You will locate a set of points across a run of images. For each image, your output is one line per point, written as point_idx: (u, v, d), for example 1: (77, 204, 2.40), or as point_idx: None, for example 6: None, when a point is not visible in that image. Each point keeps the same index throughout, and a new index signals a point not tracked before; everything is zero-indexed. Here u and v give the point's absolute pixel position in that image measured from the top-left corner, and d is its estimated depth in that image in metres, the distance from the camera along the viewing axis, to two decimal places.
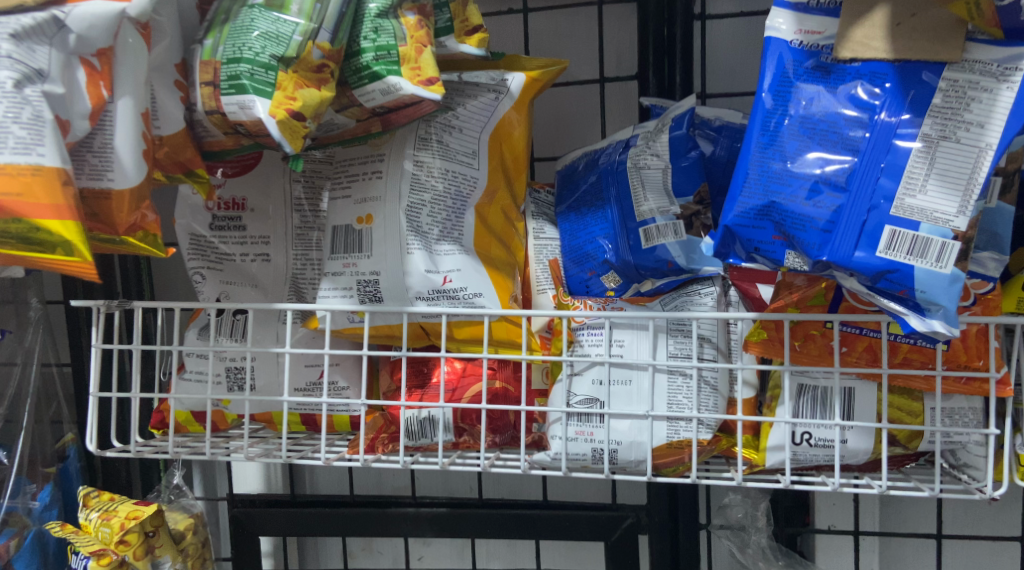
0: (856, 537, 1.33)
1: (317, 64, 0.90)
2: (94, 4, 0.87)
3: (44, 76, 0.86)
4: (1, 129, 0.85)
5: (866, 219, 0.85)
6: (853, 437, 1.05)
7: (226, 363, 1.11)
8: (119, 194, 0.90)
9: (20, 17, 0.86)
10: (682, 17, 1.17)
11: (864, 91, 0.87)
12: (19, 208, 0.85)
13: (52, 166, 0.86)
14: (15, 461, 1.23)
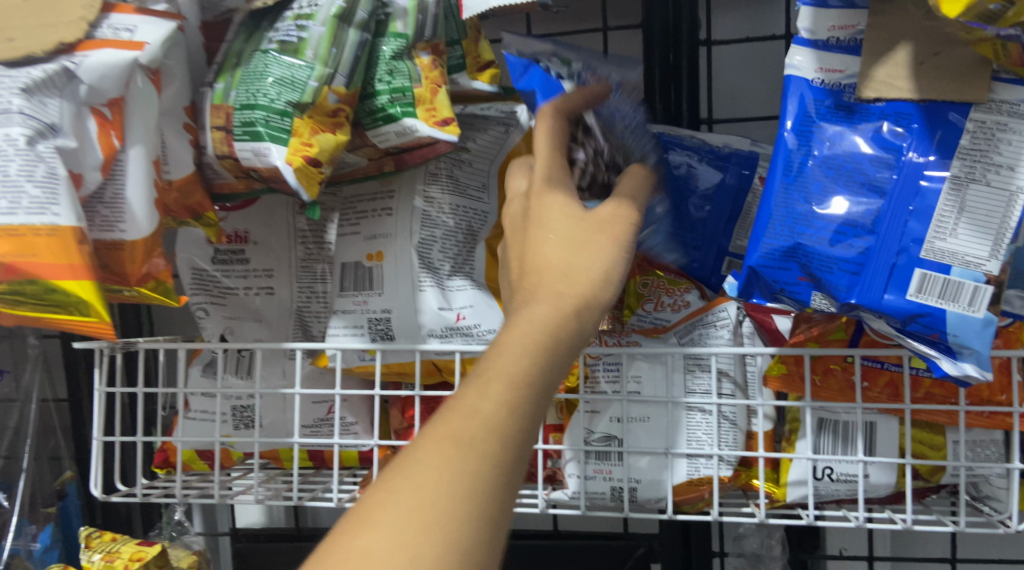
0: (870, 561, 1.31)
1: (332, 108, 0.90)
2: (106, 53, 0.86)
3: (57, 131, 0.85)
4: (16, 188, 0.84)
5: (896, 260, 0.85)
6: (875, 471, 1.04)
7: (233, 402, 1.07)
8: (133, 242, 0.90)
9: (29, 70, 0.85)
10: (688, 44, 1.15)
11: (888, 130, 0.86)
12: (33, 268, 0.84)
13: (67, 225, 0.85)
14: (16, 503, 1.15)
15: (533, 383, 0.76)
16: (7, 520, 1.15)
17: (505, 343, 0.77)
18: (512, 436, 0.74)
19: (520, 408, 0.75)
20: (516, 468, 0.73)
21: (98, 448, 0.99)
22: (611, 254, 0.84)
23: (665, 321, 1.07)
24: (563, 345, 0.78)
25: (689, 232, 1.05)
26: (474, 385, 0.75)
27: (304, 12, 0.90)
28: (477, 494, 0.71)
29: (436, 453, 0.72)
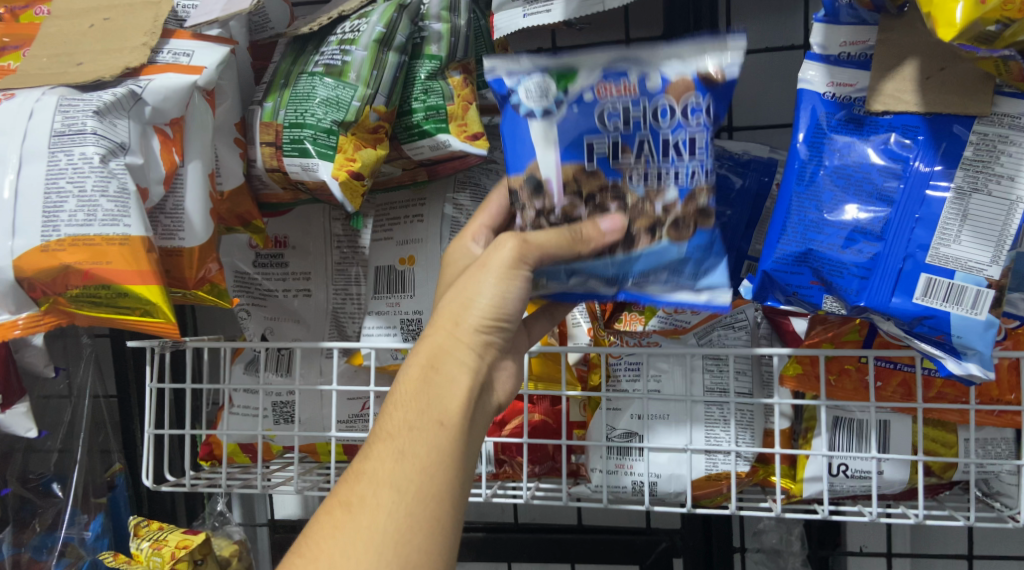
0: (890, 558, 1.35)
1: (373, 126, 0.96)
2: (168, 77, 0.94)
3: (126, 149, 0.92)
4: (91, 202, 0.91)
5: (903, 266, 0.89)
6: (889, 468, 1.08)
7: (273, 398, 1.14)
8: (189, 250, 0.97)
9: (100, 95, 0.93)
10: None
11: (897, 142, 0.91)
12: (109, 274, 0.91)
13: (138, 235, 0.92)
14: (70, 493, 1.23)
15: (416, 428, 0.85)
16: (62, 509, 1.23)
17: (391, 399, 0.87)
18: (408, 479, 0.84)
19: (408, 455, 0.84)
20: (419, 506, 0.83)
21: (150, 440, 1.06)
22: (497, 289, 0.89)
23: (685, 323, 1.10)
24: (441, 385, 0.87)
25: None
26: (369, 442, 0.87)
27: (347, 37, 0.97)
28: (380, 544, 0.82)
29: (333, 518, 0.84)
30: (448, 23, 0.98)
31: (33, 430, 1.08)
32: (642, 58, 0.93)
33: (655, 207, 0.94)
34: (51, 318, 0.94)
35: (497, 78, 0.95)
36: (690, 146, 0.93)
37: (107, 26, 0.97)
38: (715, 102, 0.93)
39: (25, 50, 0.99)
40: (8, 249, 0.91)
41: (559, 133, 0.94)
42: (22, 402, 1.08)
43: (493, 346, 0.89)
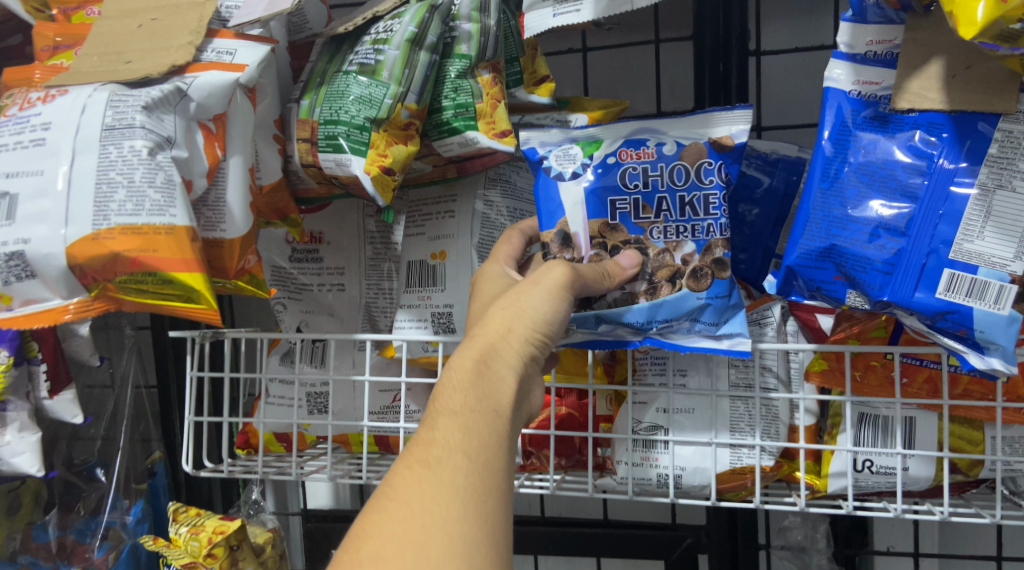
0: (916, 558, 1.35)
1: (404, 123, 0.99)
2: (212, 75, 0.97)
3: (173, 143, 0.96)
4: (139, 193, 0.94)
5: (926, 261, 0.91)
6: (914, 465, 1.07)
7: (307, 389, 1.17)
8: (230, 241, 1.00)
9: (148, 91, 0.96)
10: (737, 53, 1.17)
11: (921, 139, 0.92)
12: (153, 262, 0.94)
13: (182, 225, 0.95)
14: (112, 478, 1.28)
15: (478, 410, 0.86)
16: (105, 493, 1.27)
17: (445, 385, 0.87)
18: (477, 454, 0.84)
19: (474, 432, 0.85)
20: (492, 476, 0.84)
21: (190, 428, 1.09)
22: (547, 304, 0.92)
23: None
24: (496, 376, 0.88)
25: (737, 233, 1.12)
26: (427, 423, 0.86)
27: (381, 37, 0.99)
28: (463, 505, 0.82)
29: (408, 480, 0.83)
30: (479, 23, 1.01)
31: (79, 415, 1.13)
32: (660, 128, 1.01)
33: (674, 259, 1.00)
34: (101, 303, 0.97)
35: (530, 147, 1.03)
36: (706, 205, 1.00)
37: (155, 26, 1.00)
38: (729, 168, 1.00)
39: (77, 50, 1.02)
40: (60, 237, 0.94)
41: (587, 193, 1.01)
42: (70, 388, 1.12)
43: (535, 359, 0.91)
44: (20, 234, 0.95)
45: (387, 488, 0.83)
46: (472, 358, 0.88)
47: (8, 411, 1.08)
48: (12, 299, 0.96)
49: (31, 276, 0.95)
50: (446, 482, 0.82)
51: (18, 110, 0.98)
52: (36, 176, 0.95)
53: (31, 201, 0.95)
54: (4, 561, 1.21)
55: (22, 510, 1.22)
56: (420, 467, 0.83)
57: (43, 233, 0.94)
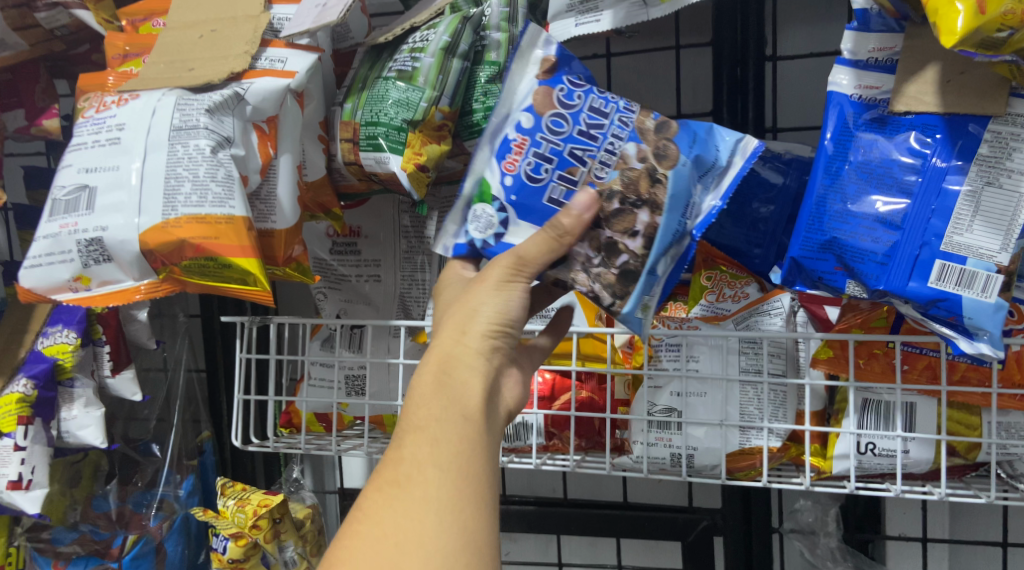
0: (925, 543, 1.35)
1: (438, 124, 1.07)
2: (267, 81, 1.06)
3: (232, 142, 1.05)
4: (202, 186, 1.03)
5: (919, 253, 0.97)
6: (915, 448, 1.09)
7: (346, 371, 1.25)
8: (280, 232, 1.08)
9: (210, 95, 1.05)
10: (754, 59, 1.24)
11: (917, 140, 0.99)
12: (213, 248, 1.03)
13: (241, 216, 1.04)
14: (167, 453, 1.40)
15: (444, 419, 0.92)
16: (159, 467, 1.39)
17: (411, 401, 0.94)
18: (448, 463, 0.90)
19: (440, 443, 0.91)
20: (463, 483, 0.90)
21: (238, 404, 1.22)
22: (497, 298, 0.96)
23: (726, 310, 1.18)
24: (459, 383, 0.94)
25: (753, 230, 1.18)
26: (398, 440, 0.93)
27: (417, 46, 1.07)
28: (433, 519, 0.88)
29: (381, 499, 0.90)
30: (508, 32, 1.09)
31: (139, 393, 1.28)
32: (502, 121, 1.05)
33: (636, 167, 1.02)
34: (168, 284, 1.06)
35: (453, 246, 1.06)
36: (599, 113, 1.04)
37: (215, 37, 1.09)
38: (571, 74, 1.05)
39: (145, 58, 1.11)
40: (134, 225, 1.04)
41: (528, 221, 1.04)
42: (129, 367, 1.28)
43: (499, 350, 0.96)
44: (98, 222, 1.04)
45: (363, 509, 0.90)
46: (432, 372, 0.94)
47: (75, 388, 1.24)
48: (91, 280, 1.06)
49: (108, 259, 1.05)
50: (418, 498, 0.89)
51: (96, 112, 1.08)
52: (113, 171, 1.04)
53: (108, 192, 1.04)
54: (67, 528, 1.33)
55: (83, 481, 1.34)
56: (391, 487, 0.90)
57: (119, 222, 1.04)
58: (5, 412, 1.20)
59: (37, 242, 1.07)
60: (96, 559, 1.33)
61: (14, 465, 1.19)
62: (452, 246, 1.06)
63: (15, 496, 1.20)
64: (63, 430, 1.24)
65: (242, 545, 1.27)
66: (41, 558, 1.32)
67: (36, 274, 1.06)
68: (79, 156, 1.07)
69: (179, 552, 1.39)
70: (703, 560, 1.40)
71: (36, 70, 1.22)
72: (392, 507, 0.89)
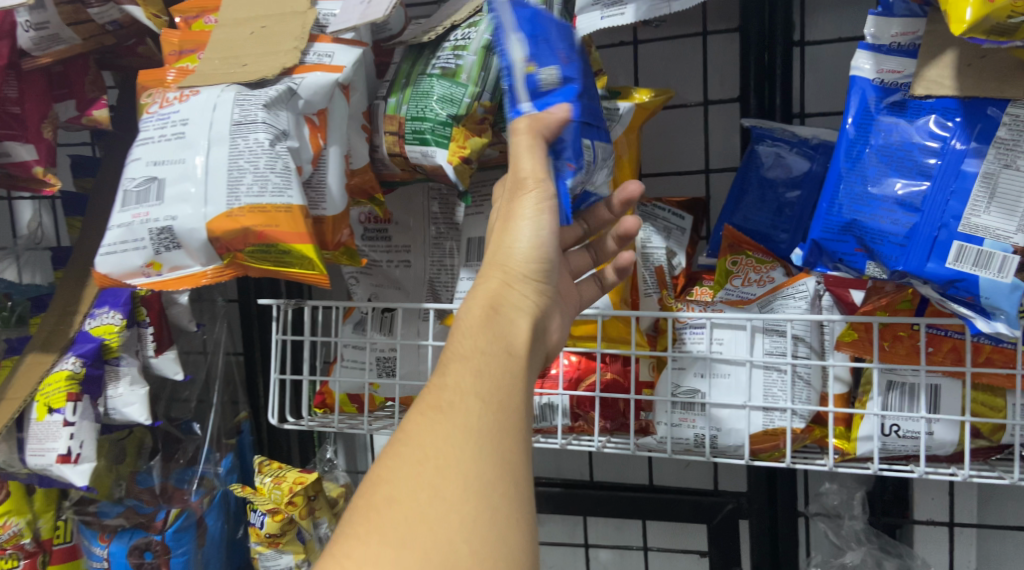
0: (952, 528, 1.37)
1: (479, 118, 1.11)
2: (318, 75, 1.10)
3: (288, 135, 1.09)
4: (263, 176, 1.07)
5: (938, 234, 1.00)
6: (940, 429, 1.10)
7: (378, 353, 1.29)
8: (330, 218, 1.13)
9: (267, 91, 1.09)
10: (781, 44, 1.26)
11: (938, 123, 1.01)
12: (277, 235, 1.07)
13: (298, 205, 1.08)
14: (207, 433, 1.46)
15: (489, 352, 0.94)
16: (200, 445, 1.45)
17: (456, 332, 0.96)
18: (490, 395, 0.92)
19: (484, 375, 0.93)
20: (504, 418, 0.92)
21: (275, 384, 1.27)
22: (535, 233, 0.98)
23: (751, 294, 1.20)
24: (506, 320, 0.96)
25: (779, 216, 1.23)
26: (441, 369, 0.95)
27: (459, 43, 1.11)
28: (474, 446, 0.90)
29: (421, 423, 0.92)
30: None
31: (180, 372, 1.32)
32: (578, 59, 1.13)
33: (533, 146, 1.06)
34: (231, 269, 1.11)
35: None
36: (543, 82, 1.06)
37: (266, 33, 1.13)
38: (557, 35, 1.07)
39: (200, 54, 1.15)
40: (202, 214, 1.08)
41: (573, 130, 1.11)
42: (171, 348, 1.32)
43: (545, 292, 0.99)
44: (168, 212, 1.08)
45: (402, 432, 0.92)
46: (478, 303, 0.96)
47: (121, 366, 1.29)
48: (162, 265, 1.10)
49: (178, 246, 1.09)
50: (459, 424, 0.91)
51: (159, 108, 1.12)
52: (179, 164, 1.09)
53: (176, 184, 1.09)
54: (113, 502, 1.40)
55: (127, 457, 1.42)
56: (432, 414, 0.92)
57: (188, 211, 1.08)
58: (55, 389, 1.25)
59: (111, 231, 1.11)
60: (141, 531, 1.38)
61: (63, 439, 1.24)
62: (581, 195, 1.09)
63: (64, 470, 1.25)
64: (110, 408, 1.29)
65: (278, 520, 1.32)
66: (87, 531, 1.39)
67: (111, 261, 1.10)
68: (147, 150, 1.11)
69: (219, 527, 1.44)
70: (727, 543, 1.44)
71: (86, 63, 1.26)
72: (432, 430, 0.91)
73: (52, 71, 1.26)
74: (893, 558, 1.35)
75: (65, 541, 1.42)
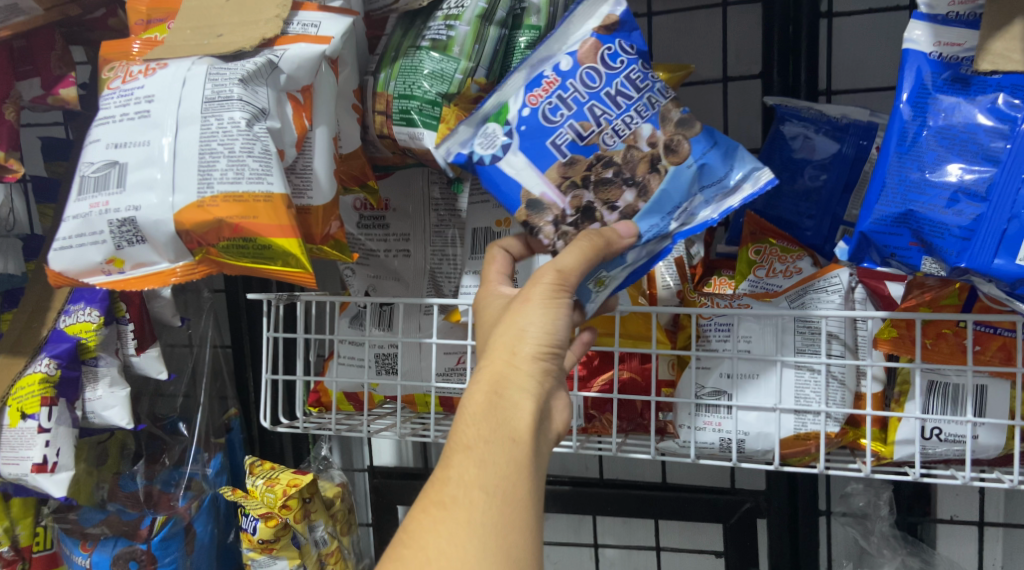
0: (981, 528, 1.29)
1: (474, 96, 1.04)
2: (301, 47, 1.01)
3: (267, 114, 1.00)
4: (239, 162, 0.98)
5: (1006, 227, 0.90)
6: (984, 433, 1.01)
7: (376, 350, 1.19)
8: (317, 208, 1.04)
9: (244, 64, 1.00)
10: (808, 16, 1.17)
11: (1005, 102, 0.92)
12: (251, 228, 0.99)
13: (280, 193, 0.99)
14: (194, 432, 1.37)
15: (493, 442, 0.89)
16: (187, 446, 1.36)
17: (461, 418, 0.91)
18: (494, 488, 0.87)
19: (488, 466, 0.88)
20: (510, 511, 0.87)
21: (267, 384, 1.18)
22: (543, 316, 0.92)
23: (777, 287, 1.12)
24: (510, 405, 0.90)
25: (804, 201, 1.14)
26: (445, 459, 0.90)
27: (452, 12, 1.03)
28: (477, 544, 0.85)
29: (424, 521, 0.87)
30: None
31: (163, 371, 1.24)
32: (546, 55, 1.01)
33: (642, 149, 1.00)
34: (204, 266, 1.02)
35: (453, 154, 1.01)
36: (633, 86, 1.00)
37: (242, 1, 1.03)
38: (626, 41, 1.01)
39: (169, 24, 1.06)
40: (169, 205, 0.99)
41: (524, 155, 1.00)
42: (154, 345, 1.23)
43: (551, 372, 0.92)
44: (131, 201, 0.99)
45: (402, 534, 0.88)
46: (483, 388, 0.91)
47: (99, 366, 1.20)
48: (125, 262, 1.01)
49: (142, 241, 1.00)
50: (464, 523, 0.86)
51: (122, 83, 1.03)
52: (143, 147, 1.00)
53: (139, 169, 1.00)
54: (95, 507, 1.31)
55: (108, 459, 1.34)
56: (436, 514, 0.87)
57: (153, 201, 0.99)
58: (28, 393, 1.17)
59: (66, 223, 1.02)
60: (124, 540, 1.30)
61: (39, 447, 1.16)
62: (455, 153, 1.01)
63: (40, 479, 1.17)
64: (88, 411, 1.21)
65: (270, 526, 1.24)
66: (68, 539, 1.31)
67: (66, 257, 1.01)
68: (107, 131, 1.01)
69: (208, 532, 1.35)
70: (744, 546, 1.34)
71: (52, 36, 1.17)
72: (434, 533, 0.86)
73: (14, 46, 1.16)
74: (920, 560, 1.27)
75: (45, 549, 1.33)
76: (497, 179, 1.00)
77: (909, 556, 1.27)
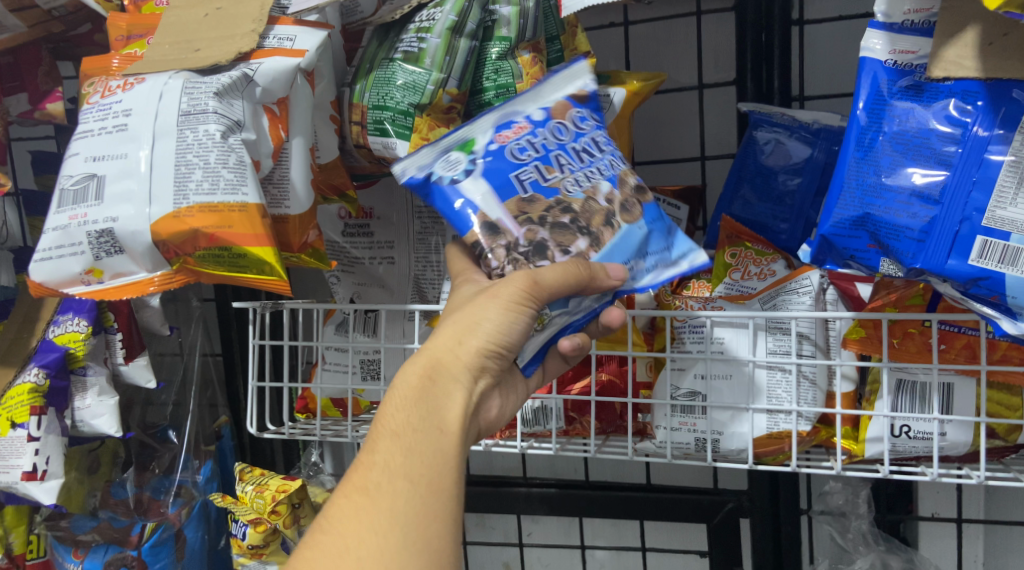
0: (960, 524, 1.31)
1: (446, 106, 1.06)
2: (276, 60, 1.03)
3: (242, 126, 1.03)
4: (213, 173, 1.01)
5: (959, 228, 0.93)
6: (952, 430, 1.03)
7: (361, 356, 1.22)
8: (294, 218, 1.07)
9: (220, 78, 1.03)
10: (780, 23, 1.20)
11: (956, 108, 0.95)
12: (228, 237, 1.01)
13: (254, 203, 1.02)
14: (184, 440, 1.39)
15: (419, 429, 0.92)
16: (177, 454, 1.38)
17: (390, 404, 0.94)
18: (419, 476, 0.90)
19: (415, 453, 0.91)
20: (432, 498, 0.90)
21: (253, 391, 1.19)
22: (500, 318, 0.95)
23: (752, 289, 1.14)
24: (441, 393, 0.94)
25: (778, 205, 1.17)
26: (372, 443, 0.93)
27: (423, 25, 1.05)
28: (399, 526, 0.88)
29: (347, 504, 0.90)
30: (518, 5, 1.05)
31: (152, 380, 1.26)
32: (518, 107, 1.04)
33: (601, 201, 1.00)
34: (181, 275, 1.04)
35: (408, 174, 1.01)
36: (596, 144, 1.03)
37: (221, 15, 1.06)
38: (595, 112, 1.05)
39: (149, 39, 1.08)
40: (146, 215, 1.01)
41: (485, 181, 1.00)
42: (142, 354, 1.25)
43: (489, 369, 0.97)
44: (109, 213, 1.02)
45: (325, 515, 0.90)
46: (417, 370, 0.95)
47: (88, 376, 1.22)
48: (103, 272, 1.03)
49: (120, 251, 1.03)
50: (387, 506, 0.89)
51: (101, 98, 1.05)
52: (121, 160, 1.02)
53: (118, 182, 1.02)
54: (86, 515, 1.33)
55: (101, 467, 1.36)
56: (360, 498, 0.90)
57: (130, 212, 1.02)
58: (17, 403, 1.18)
59: (46, 235, 1.04)
60: (116, 546, 1.32)
61: (29, 455, 1.18)
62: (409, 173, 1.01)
63: (29, 487, 1.19)
64: (77, 420, 1.23)
65: (260, 531, 1.27)
66: (62, 547, 1.32)
67: (47, 267, 1.04)
68: (87, 145, 1.04)
69: (199, 538, 1.37)
70: (728, 543, 1.38)
71: (38, 52, 1.19)
72: (358, 516, 0.89)
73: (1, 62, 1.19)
74: (900, 557, 1.28)
75: (38, 557, 1.34)
76: (450, 197, 1.00)
77: (886, 552, 1.28)
